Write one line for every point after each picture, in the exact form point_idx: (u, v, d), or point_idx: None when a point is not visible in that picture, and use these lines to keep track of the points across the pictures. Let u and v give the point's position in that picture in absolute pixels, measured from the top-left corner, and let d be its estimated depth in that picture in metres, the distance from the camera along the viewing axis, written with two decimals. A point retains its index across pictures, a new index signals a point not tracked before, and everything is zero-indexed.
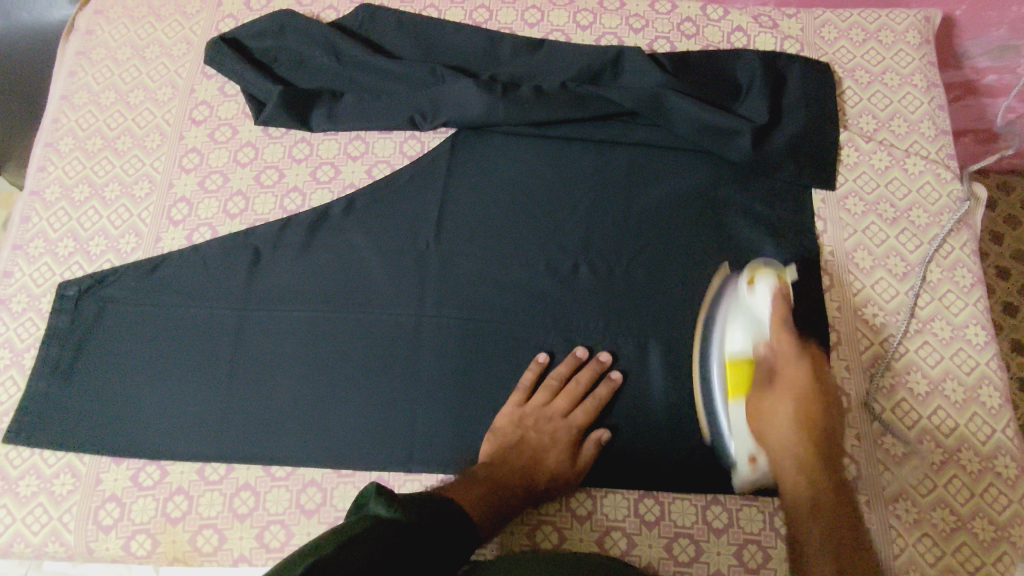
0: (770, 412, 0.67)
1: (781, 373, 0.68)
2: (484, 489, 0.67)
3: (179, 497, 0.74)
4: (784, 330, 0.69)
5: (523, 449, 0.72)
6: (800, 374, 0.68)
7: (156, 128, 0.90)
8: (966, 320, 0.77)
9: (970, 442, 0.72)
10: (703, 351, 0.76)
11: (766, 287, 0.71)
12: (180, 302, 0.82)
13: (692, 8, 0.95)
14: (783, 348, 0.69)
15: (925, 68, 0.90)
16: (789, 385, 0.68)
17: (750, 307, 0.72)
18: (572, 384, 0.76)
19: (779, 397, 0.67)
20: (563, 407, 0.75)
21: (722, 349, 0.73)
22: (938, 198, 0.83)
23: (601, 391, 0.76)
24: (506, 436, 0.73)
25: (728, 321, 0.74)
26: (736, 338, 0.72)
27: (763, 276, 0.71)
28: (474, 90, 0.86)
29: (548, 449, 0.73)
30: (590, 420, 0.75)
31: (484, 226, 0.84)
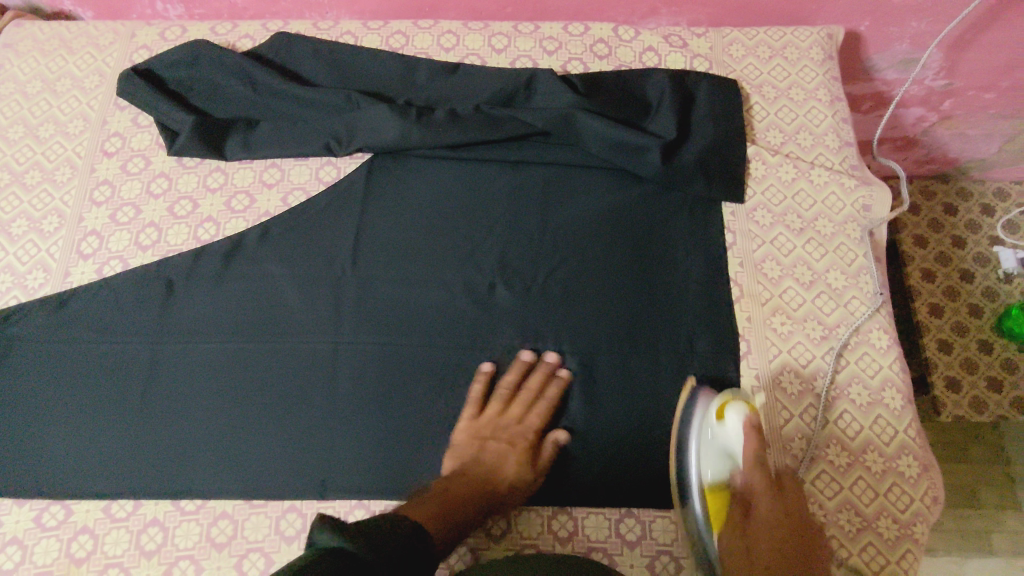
0: (743, 556, 0.63)
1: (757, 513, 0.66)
2: (440, 506, 0.66)
3: (84, 537, 0.72)
4: (760, 464, 0.66)
5: (480, 462, 0.72)
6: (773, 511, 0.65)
7: (66, 161, 0.89)
8: (870, 325, 0.80)
9: (875, 443, 0.75)
10: (680, 482, 0.70)
11: (736, 416, 0.69)
12: (90, 338, 0.80)
13: (605, 30, 0.97)
14: (756, 478, 0.66)
15: (828, 83, 0.93)
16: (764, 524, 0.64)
17: (719, 436, 0.70)
18: (523, 391, 0.77)
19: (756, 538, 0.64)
20: (520, 412, 0.76)
21: (702, 476, 0.69)
22: (843, 207, 0.86)
23: (552, 391, 0.77)
24: (463, 452, 0.73)
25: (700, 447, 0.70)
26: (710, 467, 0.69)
27: (732, 405, 0.70)
28: (389, 116, 0.86)
29: (506, 456, 0.72)
30: (545, 421, 0.76)
31: (402, 249, 0.85)
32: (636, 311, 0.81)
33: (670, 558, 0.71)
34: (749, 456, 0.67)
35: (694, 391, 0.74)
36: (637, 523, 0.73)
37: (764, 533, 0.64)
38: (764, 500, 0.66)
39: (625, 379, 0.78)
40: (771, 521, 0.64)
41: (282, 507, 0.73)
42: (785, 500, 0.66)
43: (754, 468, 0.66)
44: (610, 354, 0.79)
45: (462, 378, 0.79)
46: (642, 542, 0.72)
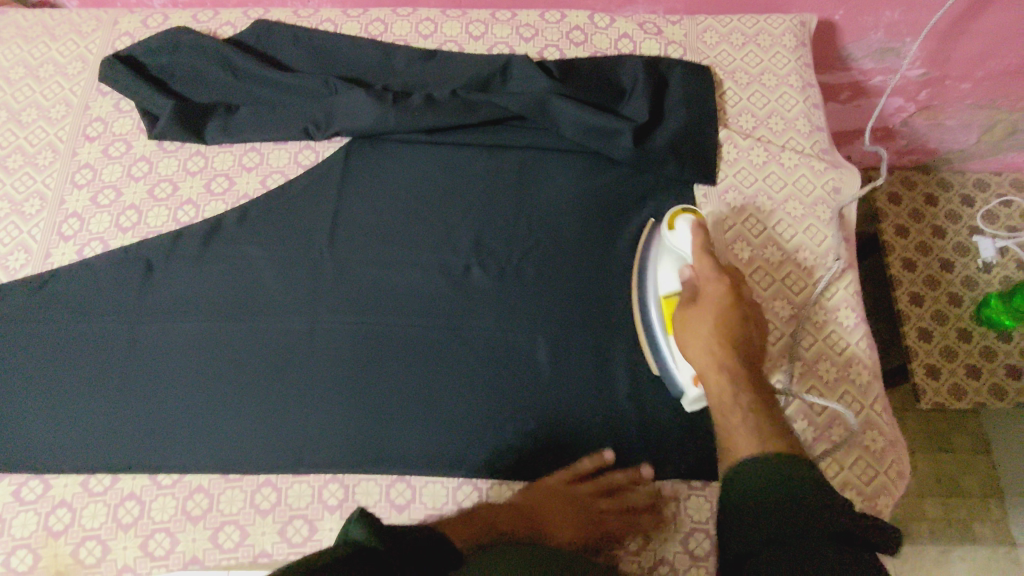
0: (692, 333, 0.68)
1: (705, 294, 0.70)
2: (484, 527, 0.64)
3: (62, 510, 0.73)
4: (707, 256, 0.71)
5: (541, 520, 0.68)
6: (719, 290, 0.69)
7: (49, 146, 0.90)
8: (838, 304, 0.82)
9: (841, 419, 0.76)
10: (641, 294, 0.78)
11: (684, 224, 0.75)
12: (70, 317, 0.81)
13: (581, 17, 0.98)
14: (703, 269, 0.71)
15: (800, 69, 0.95)
16: (710, 303, 0.69)
17: (670, 247, 0.76)
18: (626, 496, 0.72)
19: (702, 314, 0.68)
20: (607, 508, 0.71)
21: (658, 287, 0.76)
22: (813, 189, 0.88)
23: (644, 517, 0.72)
24: (539, 499, 0.71)
25: (657, 261, 0.78)
26: (664, 276, 0.76)
27: (681, 217, 0.76)
28: (366, 100, 0.87)
29: (567, 526, 0.69)
30: (619, 532, 0.71)
31: (379, 231, 0.86)
32: (608, 290, 0.82)
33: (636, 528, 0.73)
34: (697, 253, 0.72)
35: (654, 226, 0.82)
36: None
37: (713, 309, 0.68)
38: (711, 284, 0.70)
39: (596, 355, 0.80)
40: (718, 297, 0.69)
41: (257, 481, 0.74)
42: (732, 280, 0.70)
43: (701, 258, 0.72)
44: (582, 332, 0.81)
45: (436, 357, 0.80)
46: None
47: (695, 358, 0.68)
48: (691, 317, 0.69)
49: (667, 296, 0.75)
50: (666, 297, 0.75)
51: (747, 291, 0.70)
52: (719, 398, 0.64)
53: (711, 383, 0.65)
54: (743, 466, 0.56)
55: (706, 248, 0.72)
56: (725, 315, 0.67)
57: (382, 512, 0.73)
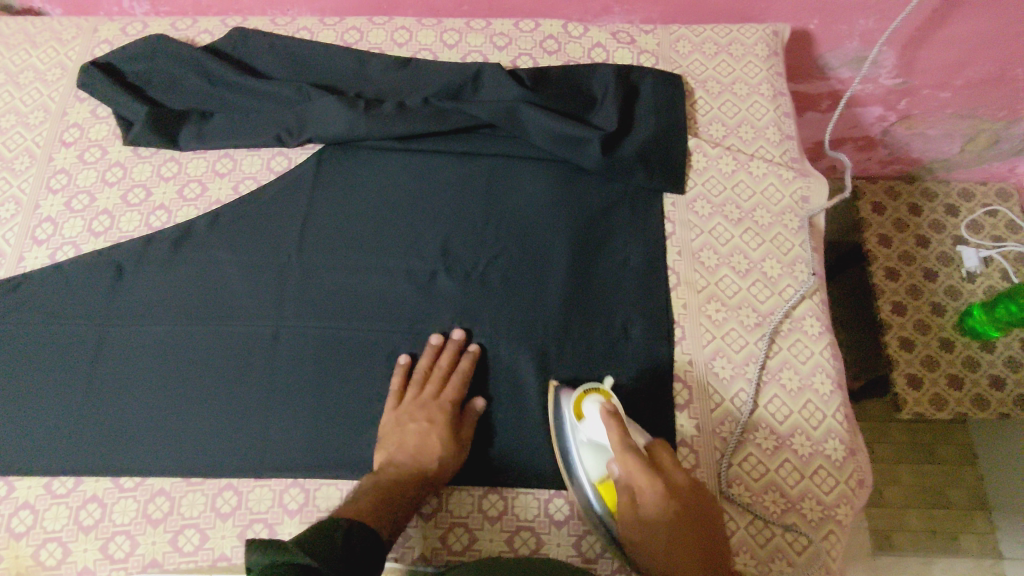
0: (645, 550, 0.63)
1: (642, 500, 0.64)
2: (378, 496, 0.68)
3: (24, 512, 0.73)
4: (629, 453, 0.65)
5: (406, 448, 0.73)
6: (654, 496, 0.63)
7: (25, 151, 0.91)
8: (803, 312, 0.82)
9: (803, 427, 0.76)
10: (575, 484, 0.71)
11: (593, 409, 0.70)
12: (39, 320, 0.82)
13: (555, 26, 0.99)
14: (629, 468, 0.64)
15: (772, 78, 0.96)
16: (653, 511, 0.63)
17: (587, 435, 0.70)
18: (437, 370, 0.78)
19: (649, 524, 0.63)
20: (433, 389, 0.77)
21: (588, 476, 0.70)
22: (781, 198, 0.88)
23: (463, 364, 0.78)
24: (389, 436, 0.74)
25: (579, 446, 0.71)
26: (592, 466, 0.69)
27: (589, 401, 0.70)
28: (337, 107, 0.88)
29: (426, 435, 0.74)
30: (462, 388, 0.77)
31: (348, 237, 0.87)
32: (573, 297, 0.83)
33: (597, 536, 0.72)
34: (616, 446, 0.65)
35: (565, 397, 0.75)
36: (565, 503, 0.74)
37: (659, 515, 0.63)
38: (644, 487, 0.63)
39: (559, 362, 0.80)
40: (657, 506, 0.63)
41: (218, 485, 0.75)
42: (663, 478, 0.64)
43: (622, 455, 0.65)
44: (546, 339, 0.81)
45: (399, 362, 0.80)
46: (569, 521, 0.73)
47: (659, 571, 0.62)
48: (639, 523, 0.64)
49: (601, 483, 0.69)
50: (600, 483, 0.69)
51: (682, 479, 0.65)
52: None
53: None
54: None
55: (623, 438, 0.66)
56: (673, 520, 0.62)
57: None
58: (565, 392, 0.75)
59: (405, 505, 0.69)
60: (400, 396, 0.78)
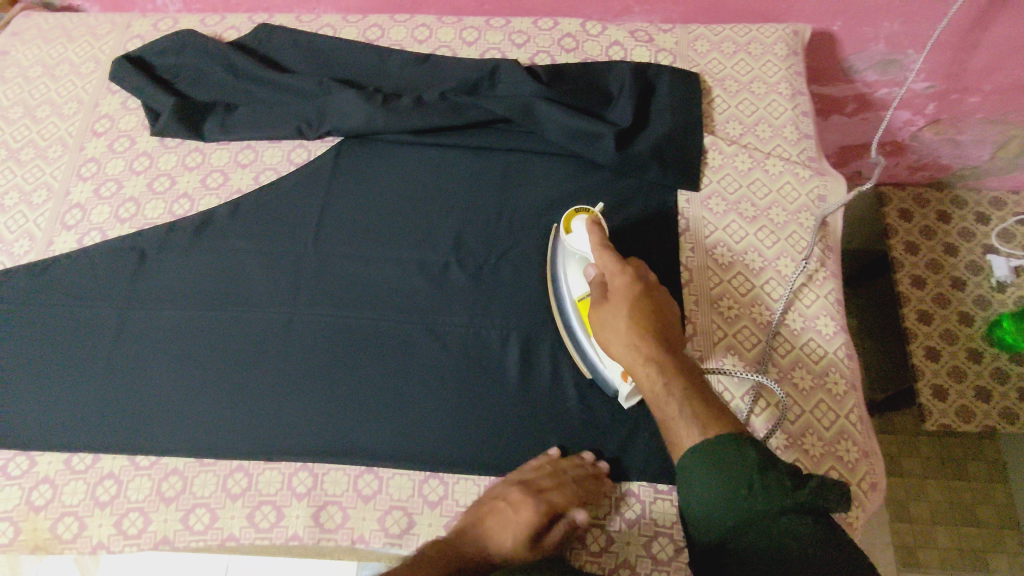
0: (608, 325, 0.67)
1: (614, 287, 0.69)
2: (427, 558, 0.61)
3: (44, 486, 0.76)
4: (607, 252, 0.72)
5: (482, 528, 0.66)
6: (627, 282, 0.69)
7: (58, 140, 0.95)
8: (818, 311, 0.80)
9: (815, 427, 0.74)
10: (558, 302, 0.80)
11: (581, 224, 0.77)
12: (65, 301, 0.85)
13: (573, 25, 1.00)
14: (604, 261, 0.71)
15: (791, 78, 0.95)
16: (621, 293, 0.68)
17: (574, 250, 0.78)
18: (561, 471, 0.71)
19: (615, 304, 0.68)
20: (545, 485, 0.69)
21: (571, 292, 0.78)
22: (798, 197, 0.87)
23: (587, 484, 0.71)
24: (477, 511, 0.68)
25: (565, 266, 0.79)
26: (574, 281, 0.78)
27: (576, 218, 0.78)
28: (357, 101, 0.90)
29: (511, 526, 0.66)
30: (573, 501, 0.69)
31: (364, 227, 0.88)
32: None
33: (601, 530, 0.72)
34: (596, 246, 0.73)
35: (557, 230, 0.84)
36: None
37: (625, 296, 0.68)
38: (616, 276, 0.70)
39: (567, 355, 0.80)
40: (625, 286, 0.68)
41: (229, 467, 0.76)
42: (634, 267, 0.70)
43: (602, 252, 0.72)
44: (555, 332, 0.81)
45: (409, 351, 0.81)
46: None
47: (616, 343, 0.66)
48: (606, 307, 0.68)
49: (581, 300, 0.77)
50: (580, 299, 0.77)
51: (652, 276, 0.70)
52: (652, 386, 0.62)
53: (637, 374, 0.64)
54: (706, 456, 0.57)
55: (603, 241, 0.73)
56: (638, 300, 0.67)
57: (347, 501, 0.74)
58: (558, 227, 0.84)
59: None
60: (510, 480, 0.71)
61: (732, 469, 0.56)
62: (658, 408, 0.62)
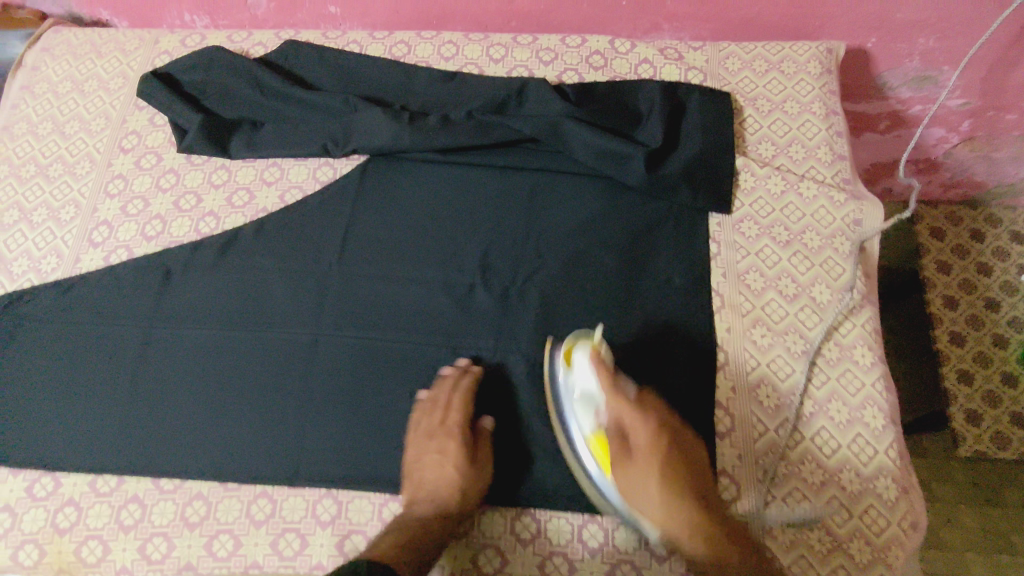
0: (639, 491, 0.67)
1: (637, 441, 0.68)
2: (398, 538, 0.68)
3: (69, 508, 0.75)
4: (625, 398, 0.69)
5: (425, 487, 0.73)
6: (649, 436, 0.68)
7: (86, 156, 0.95)
8: (854, 341, 0.78)
9: (852, 463, 0.72)
10: (566, 436, 0.73)
11: (582, 360, 0.71)
12: (91, 320, 0.85)
13: (601, 42, 0.98)
14: (621, 412, 0.69)
15: (825, 97, 0.92)
16: (647, 450, 0.67)
17: (577, 386, 0.72)
18: (439, 397, 0.76)
19: (644, 463, 0.67)
20: (439, 418, 0.75)
21: (579, 429, 0.72)
22: (832, 221, 0.85)
23: (465, 386, 0.77)
24: (411, 475, 0.74)
25: (568, 401, 0.73)
26: (583, 418, 0.71)
27: (577, 351, 0.72)
28: (384, 120, 0.89)
29: (442, 468, 0.73)
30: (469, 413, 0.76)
31: (389, 247, 0.87)
32: (613, 317, 0.81)
33: (633, 567, 0.70)
34: (611, 392, 0.69)
35: (552, 351, 0.77)
36: (599, 530, 0.72)
37: (651, 451, 0.67)
38: (638, 429, 0.68)
39: None
40: (649, 442, 0.68)
41: (254, 492, 0.75)
42: (654, 415, 0.69)
43: (620, 400, 0.69)
44: None
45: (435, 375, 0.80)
46: (603, 548, 0.71)
47: (649, 504, 0.66)
48: (633, 464, 0.68)
49: (594, 436, 0.71)
50: (593, 436, 0.70)
51: (670, 420, 0.70)
52: (695, 554, 0.64)
53: (678, 540, 0.65)
54: None
55: (617, 385, 0.69)
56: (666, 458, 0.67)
57: (372, 530, 0.73)
58: (554, 345, 0.77)
59: (432, 542, 0.68)
60: (413, 434, 0.76)
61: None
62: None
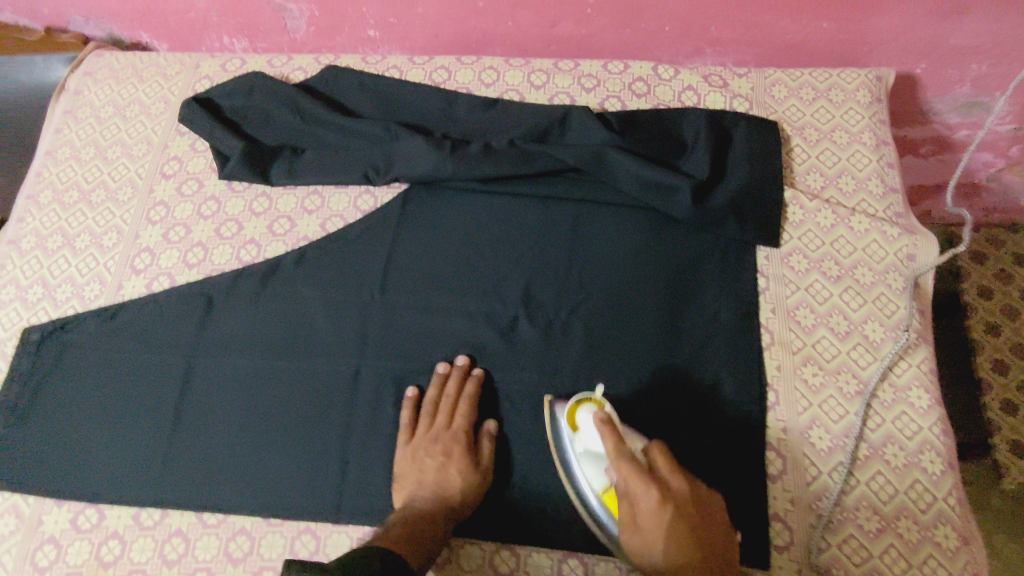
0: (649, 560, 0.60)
1: (642, 511, 0.61)
2: (402, 531, 0.68)
3: (113, 541, 0.75)
4: (626, 461, 0.62)
5: (427, 484, 0.73)
6: (654, 508, 0.60)
7: (129, 182, 0.95)
8: (909, 382, 0.76)
9: (910, 510, 0.70)
10: (577, 495, 0.70)
11: (585, 418, 0.70)
12: (134, 349, 0.85)
13: (644, 68, 0.97)
14: (626, 476, 0.62)
15: (875, 127, 0.91)
16: (652, 520, 0.60)
17: (583, 445, 0.70)
18: (444, 399, 0.78)
19: (651, 534, 0.60)
20: (443, 420, 0.77)
21: (591, 487, 0.69)
22: (884, 256, 0.83)
23: (469, 389, 0.78)
24: (409, 474, 0.75)
25: (577, 459, 0.71)
26: (592, 476, 0.69)
27: (582, 409, 0.71)
28: (426, 148, 0.89)
29: (444, 466, 0.74)
30: (473, 416, 0.77)
31: (431, 278, 0.86)
32: (659, 353, 0.80)
33: None
34: (611, 454, 0.63)
35: (556, 406, 0.75)
36: None
37: (656, 521, 0.59)
38: (642, 497, 0.60)
39: (643, 421, 0.77)
40: (655, 513, 0.59)
41: (296, 528, 0.75)
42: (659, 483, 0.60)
43: (619, 464, 0.62)
44: (630, 396, 0.78)
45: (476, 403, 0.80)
46: None
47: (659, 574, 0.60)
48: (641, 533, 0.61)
49: (605, 493, 0.68)
50: (604, 493, 0.68)
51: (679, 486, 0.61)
52: None
53: None
54: None
55: (617, 447, 0.64)
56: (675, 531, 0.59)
57: None
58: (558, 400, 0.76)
59: (434, 538, 0.69)
60: (412, 434, 0.77)
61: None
62: None
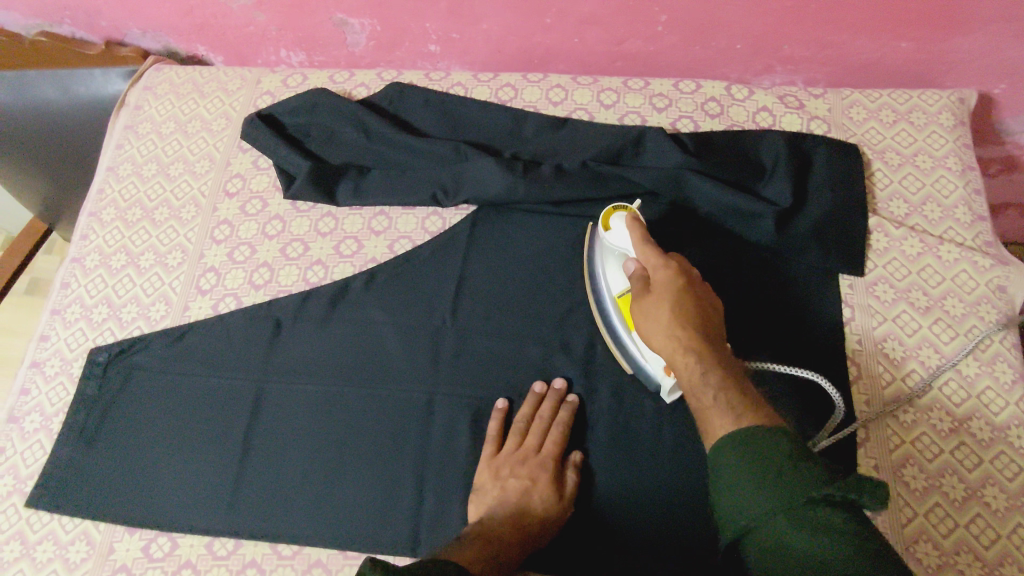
0: (652, 318, 0.67)
1: (656, 282, 0.69)
2: (479, 546, 0.66)
3: (185, 571, 0.74)
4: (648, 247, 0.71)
5: (507, 503, 0.71)
6: (668, 276, 0.68)
7: (192, 200, 0.94)
8: (1008, 420, 0.73)
9: (1015, 556, 0.67)
10: (597, 299, 0.80)
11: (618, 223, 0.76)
12: (203, 371, 0.83)
13: (717, 88, 0.95)
14: (650, 258, 0.71)
15: (960, 151, 0.88)
16: (662, 285, 0.67)
17: (612, 246, 0.77)
18: (536, 421, 0.76)
19: (658, 298, 0.67)
20: (534, 442, 0.75)
21: (609, 289, 0.78)
22: (975, 287, 0.80)
23: (564, 415, 0.76)
24: (488, 489, 0.73)
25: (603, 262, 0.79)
26: (612, 277, 0.77)
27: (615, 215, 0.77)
28: (497, 169, 0.87)
29: (529, 489, 0.72)
30: (564, 445, 0.75)
31: (503, 302, 0.84)
32: None
33: None
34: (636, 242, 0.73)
35: (594, 225, 0.83)
36: None
37: (667, 285, 0.67)
38: (659, 269, 0.69)
39: None
40: (669, 280, 0.68)
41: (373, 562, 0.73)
42: (678, 260, 0.69)
43: (645, 249, 0.71)
44: None
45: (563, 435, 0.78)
46: None
47: (655, 330, 0.66)
48: (650, 300, 0.68)
49: (621, 296, 0.76)
50: (620, 296, 0.76)
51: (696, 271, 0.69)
52: (689, 377, 0.62)
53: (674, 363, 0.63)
54: (733, 437, 0.55)
55: (644, 238, 0.73)
56: (681, 293, 0.66)
57: None
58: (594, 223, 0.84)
59: (509, 561, 0.66)
60: (496, 451, 0.76)
61: (761, 467, 0.52)
62: (692, 399, 0.61)
